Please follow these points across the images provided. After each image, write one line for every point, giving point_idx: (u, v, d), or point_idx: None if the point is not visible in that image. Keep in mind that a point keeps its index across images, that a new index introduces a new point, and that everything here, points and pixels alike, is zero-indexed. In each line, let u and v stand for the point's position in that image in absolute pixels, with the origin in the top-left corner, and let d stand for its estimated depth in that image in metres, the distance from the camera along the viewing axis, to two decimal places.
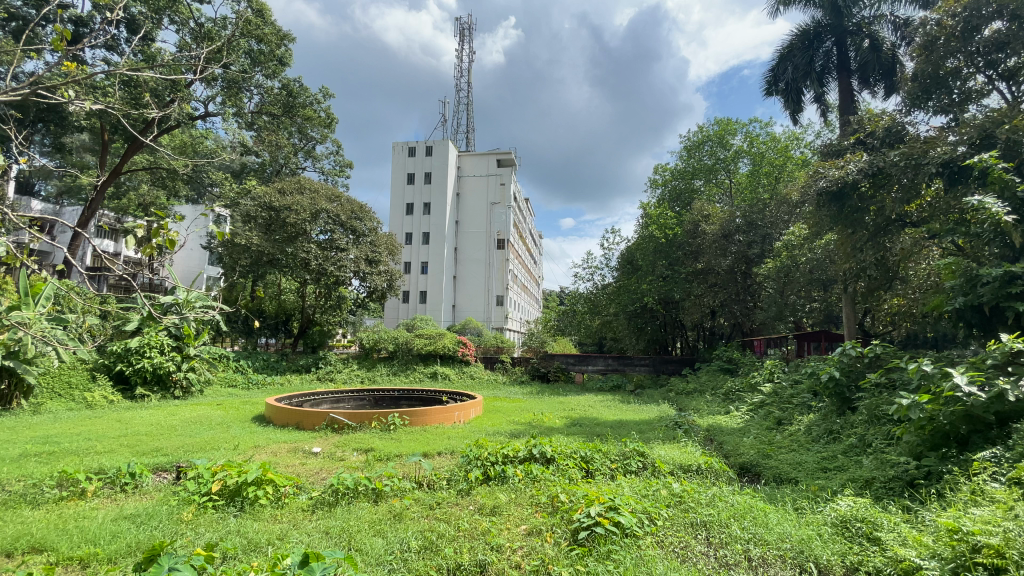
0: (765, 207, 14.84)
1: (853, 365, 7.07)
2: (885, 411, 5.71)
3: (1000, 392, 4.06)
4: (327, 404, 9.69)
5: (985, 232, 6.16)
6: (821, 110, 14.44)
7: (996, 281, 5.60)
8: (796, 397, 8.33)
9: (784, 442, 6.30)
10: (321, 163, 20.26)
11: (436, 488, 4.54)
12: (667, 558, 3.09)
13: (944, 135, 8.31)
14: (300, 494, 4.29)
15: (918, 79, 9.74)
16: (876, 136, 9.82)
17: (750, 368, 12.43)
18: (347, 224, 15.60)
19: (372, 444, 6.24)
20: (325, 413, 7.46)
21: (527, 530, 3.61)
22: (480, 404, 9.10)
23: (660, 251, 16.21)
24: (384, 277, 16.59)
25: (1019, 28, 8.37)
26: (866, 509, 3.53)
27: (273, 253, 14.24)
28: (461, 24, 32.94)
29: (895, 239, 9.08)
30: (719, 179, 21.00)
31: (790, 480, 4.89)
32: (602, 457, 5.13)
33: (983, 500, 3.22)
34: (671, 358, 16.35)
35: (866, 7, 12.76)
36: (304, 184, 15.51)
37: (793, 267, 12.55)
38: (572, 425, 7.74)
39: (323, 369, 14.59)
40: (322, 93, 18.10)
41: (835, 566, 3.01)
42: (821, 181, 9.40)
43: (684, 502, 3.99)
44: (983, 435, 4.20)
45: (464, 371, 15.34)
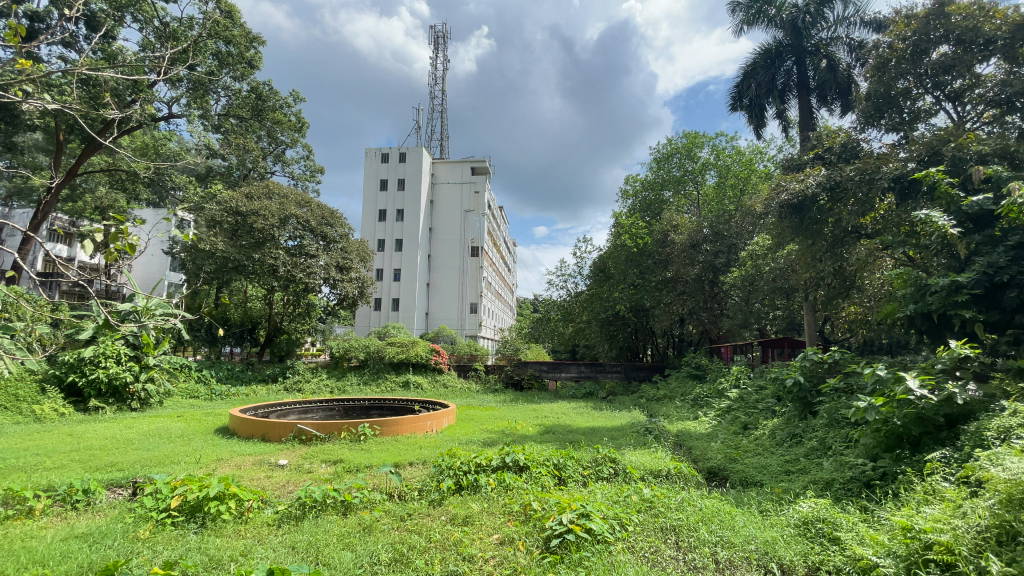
0: (731, 218, 15.23)
1: (815, 370, 7.30)
2: (844, 414, 5.92)
3: (949, 395, 4.35)
4: (294, 414, 9.45)
5: (933, 243, 6.51)
6: (782, 125, 14.96)
7: (943, 291, 5.91)
8: (761, 402, 8.50)
9: (749, 447, 6.47)
10: (291, 168, 19.88)
11: (407, 499, 4.47)
12: (638, 563, 3.13)
13: (895, 153, 8.80)
14: (265, 509, 4.17)
15: (871, 99, 10.22)
16: (833, 152, 10.26)
17: (717, 374, 12.73)
18: (317, 230, 15.29)
19: (342, 456, 6.10)
20: (292, 424, 7.28)
21: (500, 539, 3.59)
22: (454, 412, 9.02)
23: (631, 260, 16.58)
24: (356, 284, 16.29)
25: (963, 52, 8.95)
26: (826, 510, 3.66)
27: (239, 259, 13.86)
28: (436, 32, 33.05)
29: (851, 249, 9.47)
30: (687, 190, 21.46)
31: (755, 483, 5.02)
32: (575, 464, 5.17)
33: (935, 499, 3.39)
34: (642, 365, 16.53)
35: (823, 28, 13.44)
36: (273, 189, 15.15)
37: (758, 275, 12.92)
38: (545, 433, 7.75)
39: (291, 379, 14.18)
40: (292, 97, 17.86)
41: (797, 566, 3.11)
42: (783, 194, 9.80)
43: (655, 507, 4.05)
44: (933, 436, 4.38)
45: (436, 379, 15.16)
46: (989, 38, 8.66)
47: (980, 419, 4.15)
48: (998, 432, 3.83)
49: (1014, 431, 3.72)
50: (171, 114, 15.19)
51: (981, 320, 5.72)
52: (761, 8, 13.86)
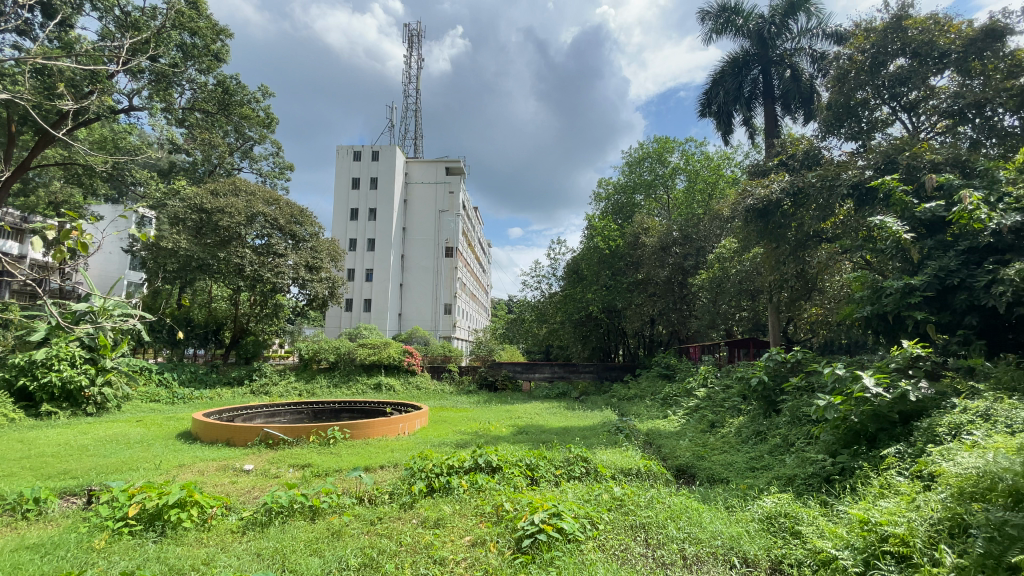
0: (699, 221, 15.57)
1: (779, 369, 7.55)
2: (806, 412, 6.14)
3: (902, 393, 4.57)
4: (261, 418, 9.18)
5: (889, 248, 6.81)
6: (748, 132, 15.40)
7: (897, 293, 6.22)
8: (727, 401, 8.73)
9: (716, 444, 6.63)
10: (259, 164, 19.36)
11: (377, 503, 4.41)
12: (608, 561, 3.17)
13: (854, 160, 9.18)
14: (229, 516, 4.04)
15: (832, 108, 10.63)
16: (796, 159, 10.65)
17: (686, 374, 12.99)
18: (286, 229, 14.94)
19: (311, 460, 5.97)
20: (259, 428, 7.09)
21: (471, 541, 3.58)
22: (427, 414, 8.95)
23: (604, 262, 16.75)
24: (326, 284, 15.94)
25: (918, 65, 9.40)
26: (788, 505, 3.79)
27: (203, 258, 13.40)
28: (410, 31, 32.76)
29: (813, 253, 9.78)
30: (657, 194, 21.85)
31: (722, 480, 5.15)
32: (547, 465, 5.20)
33: (890, 493, 3.55)
34: (614, 366, 16.74)
35: (788, 39, 13.93)
36: (240, 186, 14.72)
37: (725, 277, 13.25)
38: (518, 434, 7.76)
39: (257, 382, 13.78)
40: (260, 92, 17.41)
41: (761, 560, 3.21)
42: (749, 198, 10.09)
43: (625, 506, 4.11)
44: (888, 432, 4.58)
45: (409, 381, 14.99)
46: (943, 51, 9.12)
47: (932, 415, 4.37)
48: (949, 428, 4.04)
49: (964, 427, 3.93)
50: (131, 107, 14.58)
51: (933, 321, 6.01)
52: (729, 18, 14.37)
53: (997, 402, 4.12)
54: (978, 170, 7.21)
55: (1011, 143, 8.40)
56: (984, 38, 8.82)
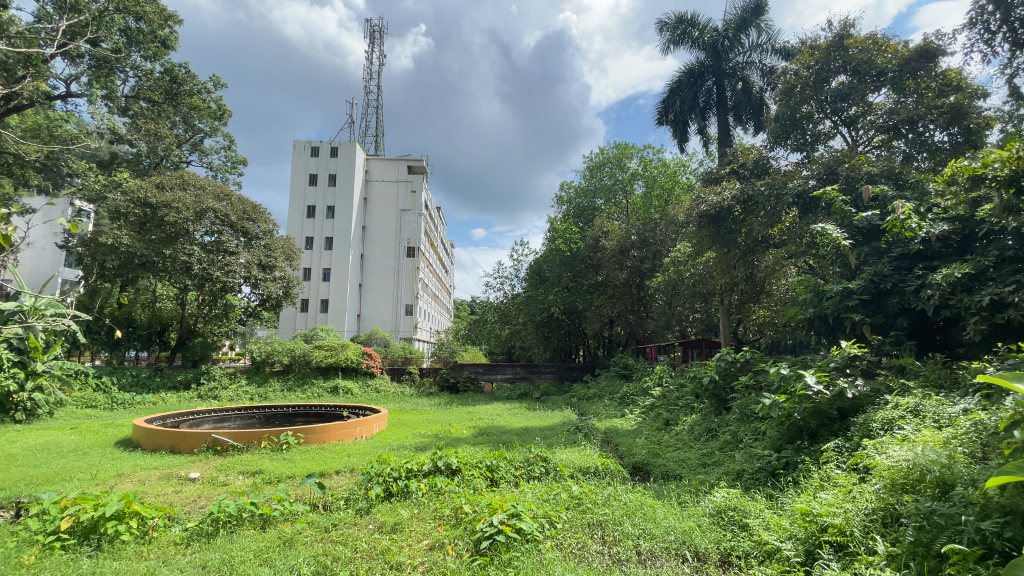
0: (656, 225, 16.04)
1: (729, 368, 7.86)
2: (753, 409, 6.42)
3: (840, 391, 4.87)
4: (209, 424, 8.78)
5: (830, 254, 7.23)
6: (702, 140, 15.95)
7: (836, 296, 6.62)
8: (681, 399, 9.02)
9: (670, 441, 6.84)
10: (209, 158, 18.53)
11: (333, 509, 4.30)
12: (566, 559, 3.21)
13: (799, 171, 9.69)
14: (172, 527, 3.86)
15: (779, 121, 11.17)
16: (746, 168, 11.15)
17: (643, 373, 13.34)
18: (237, 226, 14.34)
19: (262, 466, 5.75)
20: (207, 434, 6.78)
21: (429, 544, 3.55)
22: (385, 418, 8.79)
23: (565, 264, 16.92)
24: (280, 284, 15.38)
25: (857, 82, 10.01)
26: (736, 499, 3.96)
27: (147, 255, 12.69)
28: (371, 26, 32.12)
29: (761, 258, 10.26)
30: (617, 199, 22.35)
31: (676, 476, 5.32)
32: (507, 465, 5.21)
33: (829, 485, 3.77)
34: (575, 366, 16.98)
35: (740, 53, 14.56)
36: (188, 179, 14.03)
37: (680, 280, 13.69)
38: (479, 435, 7.73)
39: (206, 386, 13.16)
40: (212, 82, 16.69)
41: (711, 552, 3.33)
42: (702, 205, 10.47)
43: (582, 504, 4.18)
44: (828, 428, 4.85)
45: (368, 384, 14.67)
46: (881, 70, 9.77)
47: (867, 411, 4.67)
48: (882, 423, 4.33)
49: (895, 422, 4.22)
50: (68, 93, 13.66)
51: (868, 323, 6.42)
52: (685, 30, 14.87)
53: (925, 398, 4.45)
54: (909, 182, 7.79)
55: (940, 157, 9.10)
56: (918, 59, 9.49)
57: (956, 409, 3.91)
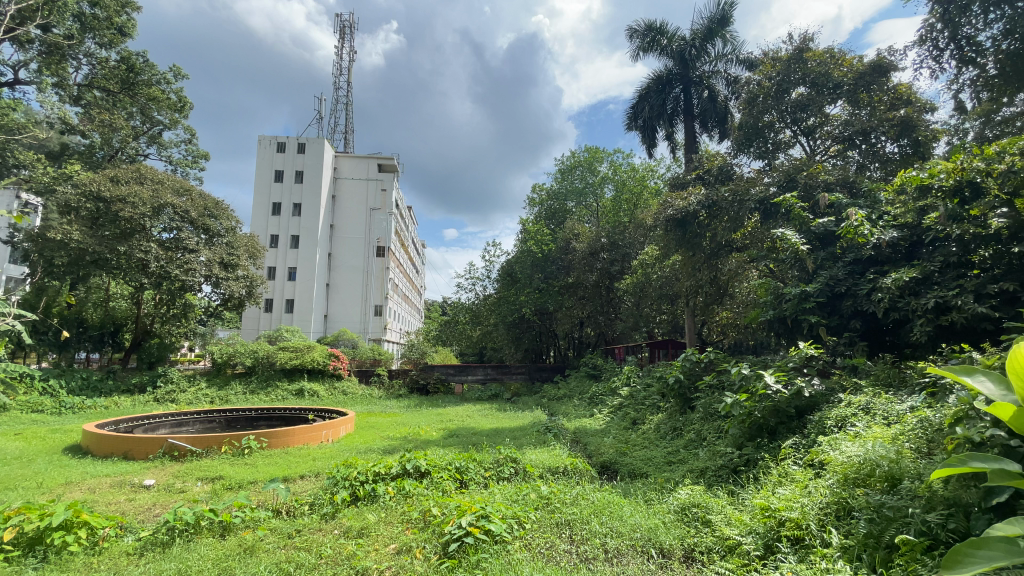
0: (626, 229, 16.32)
1: (693, 368, 8.06)
2: (716, 408, 6.62)
3: (797, 390, 5.08)
4: (165, 429, 8.43)
5: (789, 258, 7.52)
6: (670, 146, 16.30)
7: (794, 299, 6.89)
8: (648, 399, 9.20)
9: (638, 440, 6.97)
10: (168, 151, 17.80)
11: (297, 515, 4.20)
12: (534, 559, 3.23)
13: (761, 178, 10.04)
14: (125, 537, 3.69)
15: (743, 129, 11.54)
16: (711, 174, 11.47)
17: (612, 373, 13.54)
18: (198, 222, 13.81)
19: (222, 472, 5.55)
20: (163, 439, 6.51)
21: (396, 548, 3.51)
22: (352, 421, 8.63)
23: (536, 265, 16.98)
24: (243, 283, 14.90)
25: (816, 93, 10.42)
26: (700, 496, 4.07)
27: (100, 252, 12.08)
28: (342, 21, 31.54)
29: (724, 261, 10.55)
30: (588, 202, 22.62)
31: (642, 474, 5.42)
32: (476, 467, 5.19)
33: (787, 480, 3.92)
34: (545, 366, 17.10)
35: (706, 62, 14.98)
36: (145, 173, 13.44)
37: (647, 282, 13.96)
38: (449, 437, 7.69)
39: (162, 389, 12.61)
40: (172, 73, 16.09)
41: (675, 549, 3.41)
42: (669, 209, 10.71)
43: (551, 504, 4.21)
44: (786, 425, 5.05)
45: (335, 386, 14.35)
46: (837, 83, 10.21)
47: (822, 409, 4.87)
48: (836, 421, 4.53)
49: (848, 419, 4.43)
50: (14, 80, 12.91)
51: (824, 325, 6.71)
52: (654, 38, 15.19)
53: (875, 397, 4.67)
54: (862, 191, 8.20)
55: (891, 167, 9.67)
56: (872, 73, 9.98)
57: (903, 406, 4.11)
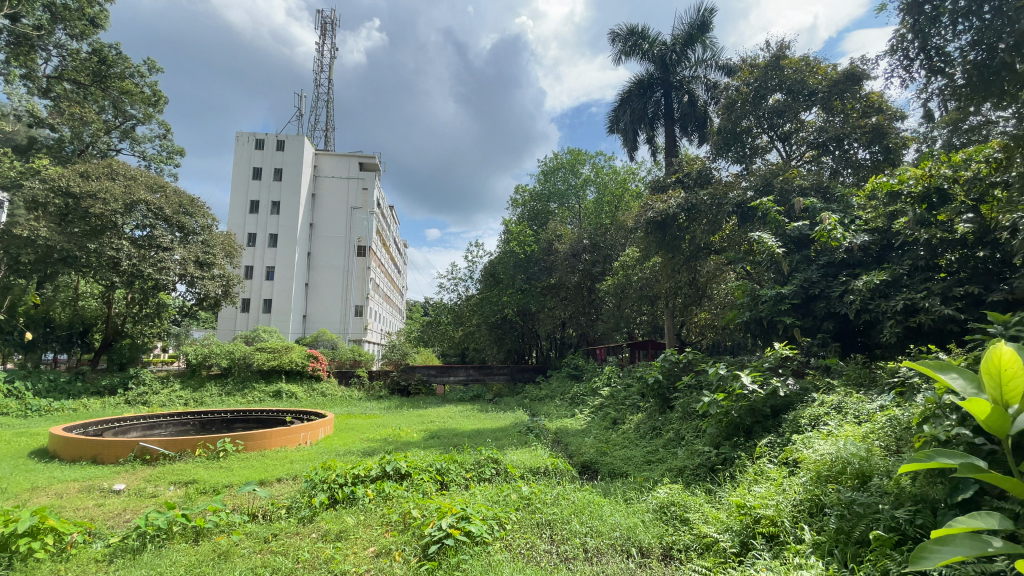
0: (607, 231, 16.47)
1: (672, 368, 8.18)
2: (694, 408, 6.72)
3: (773, 389, 5.20)
4: (137, 432, 8.20)
5: (766, 261, 7.69)
6: (651, 150, 16.50)
7: (770, 301, 7.06)
8: (628, 399, 9.30)
9: (618, 440, 7.04)
10: (142, 146, 17.31)
11: (273, 519, 4.13)
12: (514, 560, 3.24)
13: (738, 182, 10.24)
14: (94, 543, 3.59)
15: (722, 134, 11.75)
16: (691, 177, 11.65)
17: (593, 374, 13.64)
18: (172, 220, 13.46)
19: (197, 476, 5.42)
20: (134, 442, 6.33)
21: (375, 551, 3.48)
22: (332, 422, 8.52)
23: (519, 266, 16.98)
24: (219, 283, 14.58)
25: (792, 100, 10.67)
26: (678, 494, 4.13)
27: (68, 249, 11.69)
28: (323, 17, 31.10)
29: (703, 263, 10.73)
30: (570, 203, 22.74)
31: (622, 474, 5.48)
32: (457, 468, 5.17)
33: (762, 479, 4.01)
34: (527, 367, 17.15)
35: (686, 67, 15.20)
36: (117, 168, 13.06)
37: (628, 283, 14.10)
38: (430, 438, 7.65)
39: (134, 391, 12.26)
40: (147, 66, 15.68)
41: (654, 547, 3.46)
42: (650, 211, 10.85)
43: (532, 504, 4.23)
44: (762, 424, 5.16)
45: (313, 388, 14.14)
46: (812, 90, 10.49)
47: (797, 408, 4.99)
48: (810, 420, 4.65)
49: (821, 418, 4.55)
50: None
51: (798, 326, 6.87)
52: (637, 42, 15.38)
53: (847, 396, 4.80)
54: (835, 196, 8.43)
55: (862, 173, 9.92)
56: (845, 81, 10.26)
57: (874, 406, 4.23)
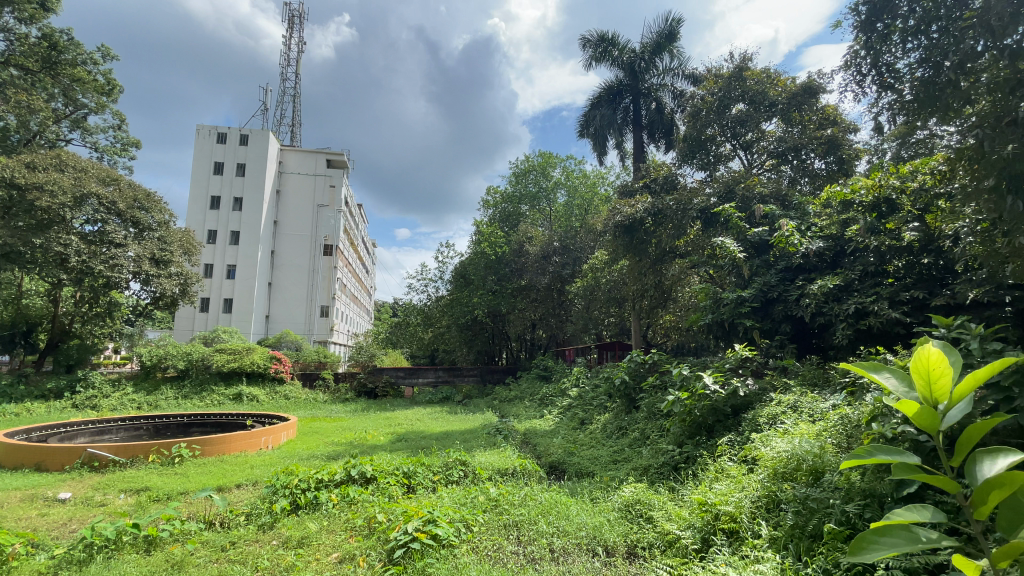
0: (577, 234, 16.71)
1: (638, 369, 8.33)
2: (659, 407, 6.87)
3: (734, 389, 5.37)
4: (85, 437, 7.78)
5: (728, 264, 7.95)
6: (620, 155, 16.78)
7: (732, 303, 7.31)
8: (595, 399, 9.40)
9: (585, 440, 7.12)
10: (94, 137, 16.47)
11: (231, 526, 3.99)
12: (481, 562, 3.23)
13: (702, 188, 10.53)
14: (36, 555, 3.39)
15: (687, 141, 12.04)
16: (658, 182, 11.91)
17: (561, 375, 13.73)
18: (126, 215, 12.85)
19: (150, 483, 5.18)
20: (82, 448, 6.01)
21: (339, 557, 3.42)
22: (295, 426, 8.31)
23: (490, 267, 16.94)
24: (177, 281, 14.00)
25: (753, 110, 11.06)
26: (642, 493, 4.21)
27: (12, 244, 10.98)
28: (291, 11, 30.36)
29: (668, 267, 10.98)
30: (541, 206, 22.84)
31: (588, 473, 5.55)
32: (425, 471, 5.13)
33: (723, 476, 4.13)
34: (497, 368, 17.17)
35: (654, 74, 15.53)
36: (66, 160, 12.38)
37: (597, 285, 14.31)
38: (397, 441, 7.57)
39: (82, 395, 11.65)
40: (101, 53, 14.96)
41: (619, 545, 3.52)
42: (618, 215, 11.04)
43: (499, 506, 4.23)
44: (723, 423, 5.33)
45: (276, 390, 13.73)
46: (773, 101, 10.88)
47: (756, 407, 5.17)
48: (767, 419, 4.82)
49: (778, 417, 4.73)
50: None
51: (757, 327, 7.13)
52: (607, 48, 15.64)
53: (802, 395, 5.00)
54: (793, 204, 8.81)
55: (818, 182, 10.40)
56: (803, 94, 10.71)
57: (827, 405, 4.42)
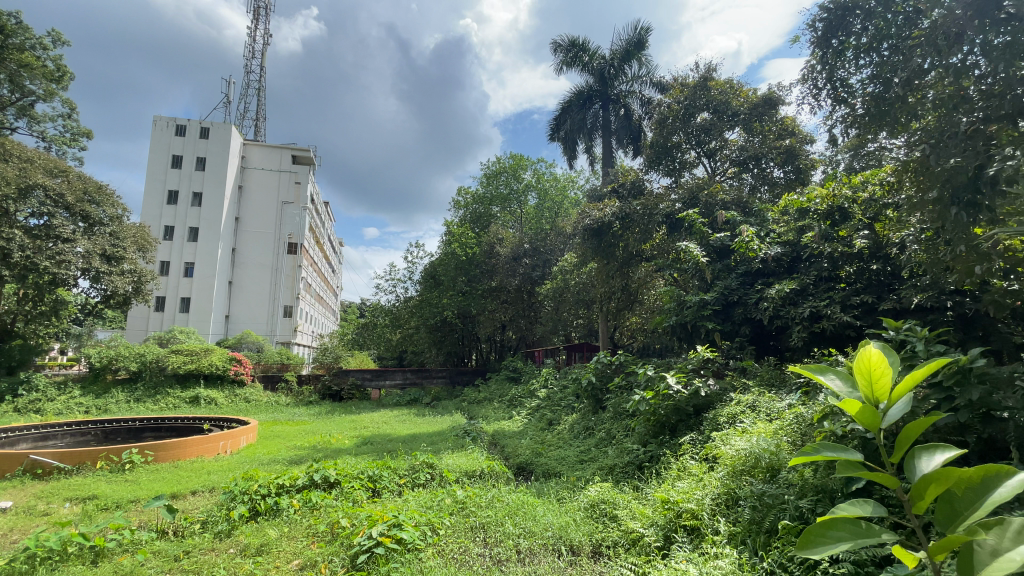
0: (547, 236, 16.90)
1: (605, 370, 8.46)
2: (625, 407, 6.99)
3: (696, 389, 5.52)
4: (26, 444, 7.34)
5: (691, 268, 8.19)
6: (589, 159, 17.01)
7: (695, 306, 7.53)
8: (563, 400, 9.49)
9: (552, 440, 7.18)
10: (41, 126, 15.59)
11: (185, 535, 3.84)
12: (447, 565, 3.22)
13: (668, 194, 10.80)
14: None
15: (654, 147, 12.31)
16: (625, 187, 12.14)
17: (530, 377, 13.75)
18: (75, 208, 12.21)
19: (98, 490, 4.92)
20: (24, 455, 5.66)
21: (300, 564, 3.34)
22: (255, 430, 8.06)
23: (460, 268, 16.86)
24: (130, 279, 13.35)
25: (717, 119, 11.42)
26: (607, 492, 4.28)
27: None
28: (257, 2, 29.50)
29: (635, 270, 11.20)
30: (512, 207, 22.83)
31: (555, 473, 5.60)
32: (391, 474, 5.06)
33: (685, 474, 4.25)
34: (466, 370, 17.14)
35: (623, 81, 15.81)
36: (9, 148, 11.67)
37: (565, 287, 14.44)
38: (362, 444, 7.44)
39: (24, 398, 10.97)
40: (51, 38, 14.19)
41: (584, 544, 3.57)
42: (587, 219, 11.20)
43: (465, 508, 4.21)
44: (685, 423, 5.48)
45: (236, 393, 13.25)
46: (735, 111, 11.26)
47: (717, 407, 5.33)
48: (727, 418, 4.98)
49: (737, 416, 4.89)
50: None
51: (719, 330, 7.35)
52: (577, 54, 15.88)
53: (760, 395, 5.19)
54: (753, 210, 9.14)
55: (777, 190, 10.76)
56: (764, 105, 11.14)
57: (783, 404, 4.60)
